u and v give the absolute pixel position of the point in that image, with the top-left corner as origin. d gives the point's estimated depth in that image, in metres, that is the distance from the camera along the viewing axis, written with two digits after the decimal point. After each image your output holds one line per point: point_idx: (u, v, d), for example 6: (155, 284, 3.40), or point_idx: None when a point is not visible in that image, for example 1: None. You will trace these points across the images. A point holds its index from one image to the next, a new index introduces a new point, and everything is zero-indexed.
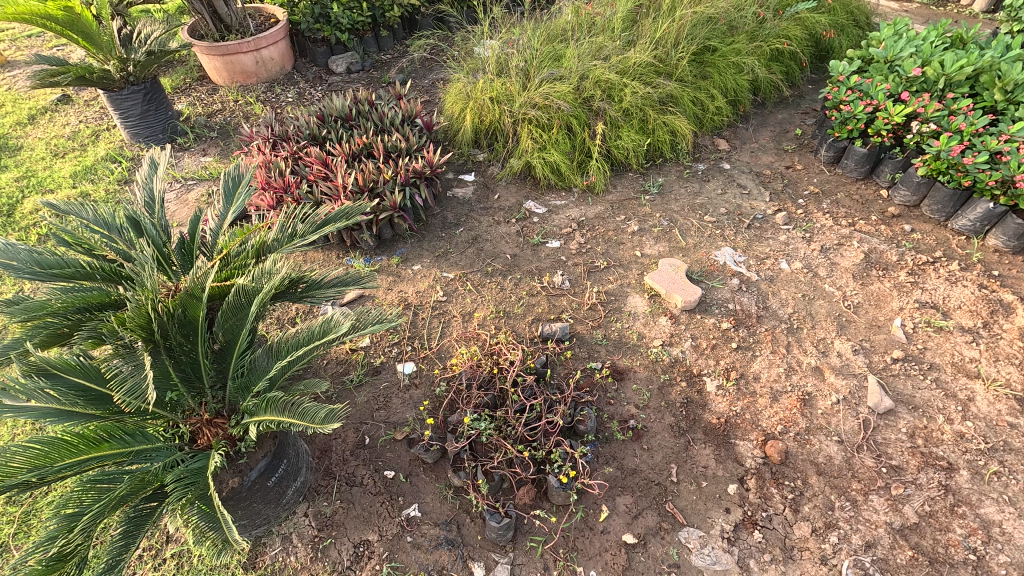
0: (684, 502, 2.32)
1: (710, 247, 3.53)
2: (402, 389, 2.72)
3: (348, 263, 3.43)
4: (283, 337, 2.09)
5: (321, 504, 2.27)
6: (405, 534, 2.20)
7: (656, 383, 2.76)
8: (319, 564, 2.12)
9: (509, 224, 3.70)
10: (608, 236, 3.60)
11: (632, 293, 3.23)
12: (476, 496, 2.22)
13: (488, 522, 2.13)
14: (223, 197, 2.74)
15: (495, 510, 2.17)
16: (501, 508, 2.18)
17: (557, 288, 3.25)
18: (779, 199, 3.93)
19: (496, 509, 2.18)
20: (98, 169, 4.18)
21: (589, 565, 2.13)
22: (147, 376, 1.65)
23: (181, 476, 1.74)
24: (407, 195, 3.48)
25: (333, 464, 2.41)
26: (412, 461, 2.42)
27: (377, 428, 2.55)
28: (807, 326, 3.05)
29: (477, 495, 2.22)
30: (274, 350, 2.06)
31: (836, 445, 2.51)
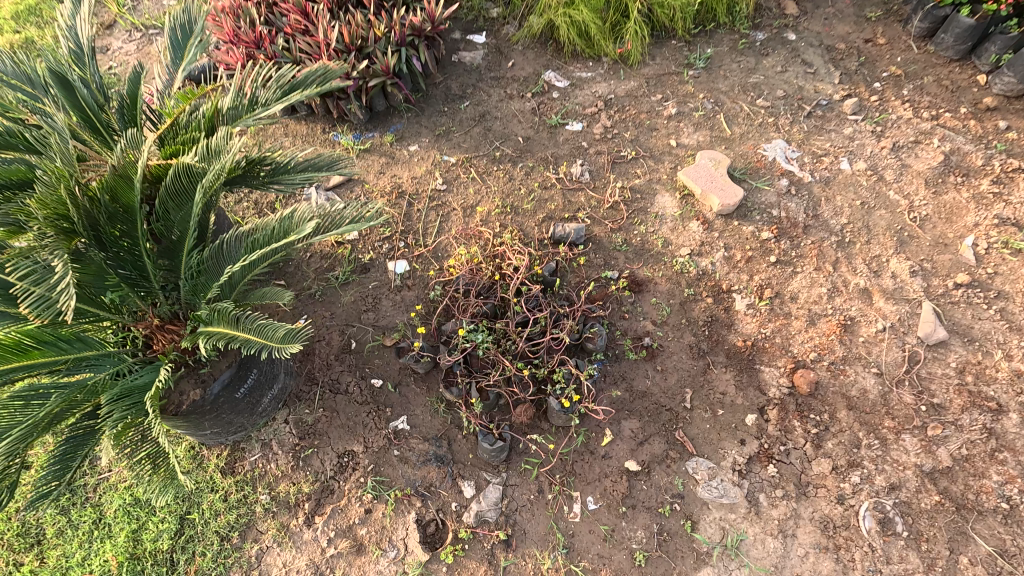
0: (696, 431, 2.13)
1: (759, 138, 2.97)
2: (393, 291, 2.43)
3: (335, 139, 2.97)
4: (243, 229, 1.70)
5: (303, 412, 2.12)
6: (391, 448, 2.06)
7: (678, 299, 2.45)
8: (300, 473, 2.01)
9: (523, 99, 3.13)
10: (639, 120, 3.04)
11: (661, 191, 2.78)
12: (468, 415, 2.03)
13: (482, 444, 1.96)
14: (170, 50, 2.22)
15: (489, 432, 1.98)
16: (495, 431, 1.98)
17: (575, 181, 2.80)
18: (851, 81, 3.24)
19: (490, 432, 1.98)
20: (44, 9, 3.53)
21: (587, 491, 1.99)
22: (64, 291, 1.31)
23: (116, 394, 1.53)
24: (402, 58, 2.89)
25: (315, 369, 2.22)
26: (402, 370, 2.21)
27: (364, 332, 2.32)
28: (861, 241, 2.63)
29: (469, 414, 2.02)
30: (234, 244, 1.69)
31: (874, 378, 2.24)
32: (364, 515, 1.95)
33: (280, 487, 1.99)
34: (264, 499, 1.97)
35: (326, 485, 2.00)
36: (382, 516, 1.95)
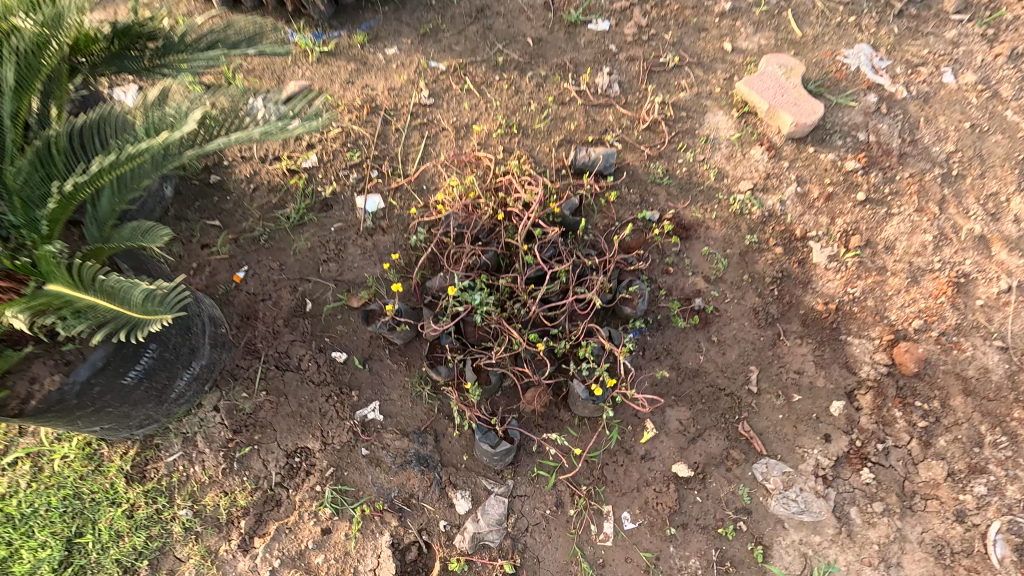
0: (766, 423, 1.60)
1: (838, 41, 2.29)
2: (362, 235, 1.84)
3: (290, 38, 2.19)
4: (139, 112, 1.17)
5: (238, 397, 1.57)
6: (358, 446, 1.54)
7: (736, 248, 1.87)
8: (234, 479, 1.49)
9: None
10: (683, 15, 2.34)
11: (713, 107, 2.13)
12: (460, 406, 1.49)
13: (480, 446, 1.44)
14: None
15: (490, 429, 1.45)
16: (499, 430, 1.46)
17: (600, 94, 2.15)
18: None
19: (492, 430, 1.45)
20: None
21: (621, 504, 1.48)
22: None
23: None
24: None
25: (256, 338, 1.66)
26: (373, 341, 1.66)
27: (323, 290, 1.74)
28: (973, 174, 2.02)
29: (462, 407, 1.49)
30: (120, 131, 1.16)
31: (997, 355, 1.70)
32: (320, 536, 1.44)
33: (207, 498, 1.47)
34: (185, 516, 1.46)
35: (271, 495, 1.49)
36: (345, 539, 1.44)
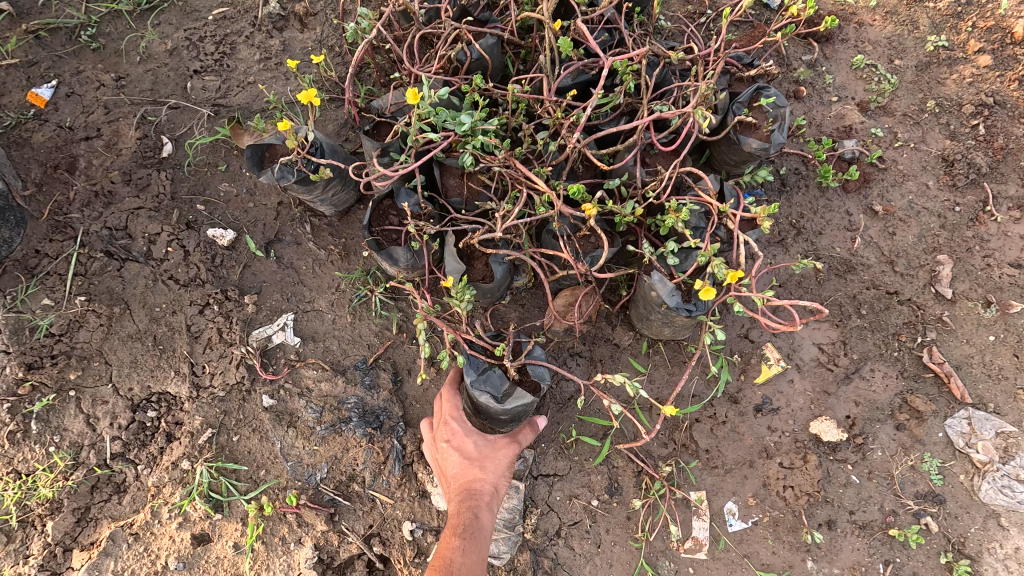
0: (970, 352, 0.92)
1: None
2: (264, 28, 1.05)
3: None
4: None
5: (33, 307, 0.86)
6: (257, 392, 0.87)
7: (909, 58, 1.09)
8: (30, 452, 0.82)
9: None
10: None
11: None
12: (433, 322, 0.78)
13: (477, 399, 0.76)
14: None
15: (492, 367, 0.76)
16: (511, 370, 0.75)
17: None
18: None
19: (497, 369, 0.76)
20: None
21: (722, 489, 0.85)
22: None
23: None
24: None
25: (72, 204, 0.93)
26: (283, 212, 0.96)
27: (194, 123, 0.99)
28: None
29: (433, 321, 0.76)
30: None
31: None
32: (189, 550, 0.80)
33: None
34: None
35: (103, 477, 0.84)
36: (233, 555, 0.80)
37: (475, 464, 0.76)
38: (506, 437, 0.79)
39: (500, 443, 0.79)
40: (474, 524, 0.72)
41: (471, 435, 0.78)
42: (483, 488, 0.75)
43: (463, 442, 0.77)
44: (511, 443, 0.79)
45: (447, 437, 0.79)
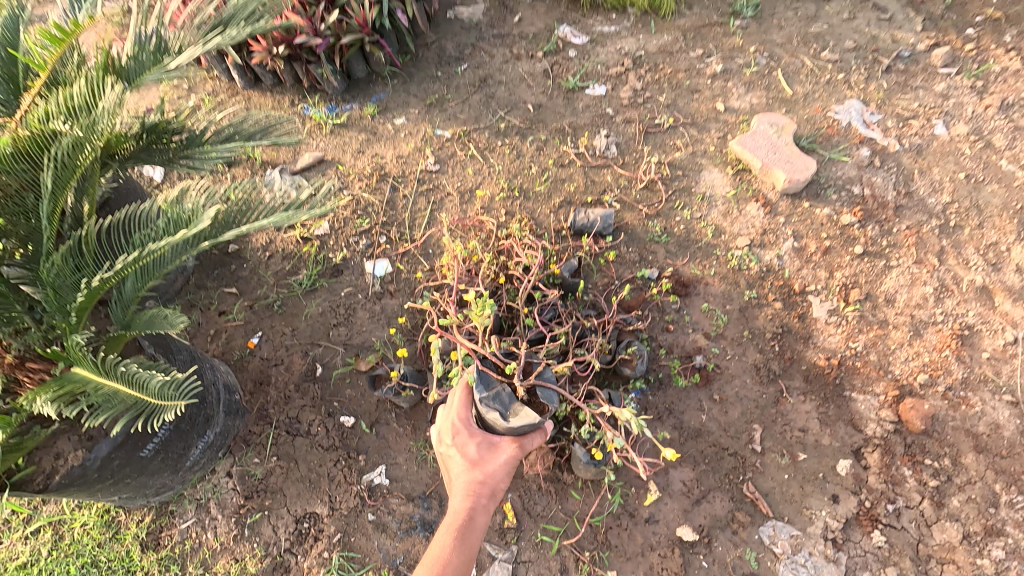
0: (771, 484, 1.59)
1: (828, 98, 2.39)
2: (371, 298, 1.92)
3: (305, 114, 2.46)
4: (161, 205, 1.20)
5: (250, 463, 1.62)
6: (365, 510, 1.57)
7: (736, 304, 1.89)
8: (245, 545, 1.53)
9: (533, 60, 2.60)
10: (677, 81, 2.48)
11: (708, 166, 2.21)
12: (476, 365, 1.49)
13: (485, 414, 1.38)
14: None
15: (502, 385, 1.46)
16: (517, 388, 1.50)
17: (598, 156, 2.25)
18: (937, 27, 2.65)
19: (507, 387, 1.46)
20: None
21: (626, 569, 1.49)
22: None
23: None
24: (383, 9, 2.41)
25: (269, 403, 1.72)
26: (380, 405, 1.71)
27: (332, 354, 1.81)
28: (971, 225, 2.04)
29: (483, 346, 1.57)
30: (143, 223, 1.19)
31: (1007, 410, 1.68)
32: None
33: (218, 566, 1.51)
34: None
35: (279, 561, 1.52)
36: None
37: (479, 464, 1.32)
38: (507, 440, 1.36)
39: (500, 446, 1.36)
40: (474, 507, 1.27)
41: (475, 439, 1.37)
42: (484, 479, 1.32)
43: (470, 445, 1.35)
44: (505, 443, 1.35)
45: (462, 441, 1.37)
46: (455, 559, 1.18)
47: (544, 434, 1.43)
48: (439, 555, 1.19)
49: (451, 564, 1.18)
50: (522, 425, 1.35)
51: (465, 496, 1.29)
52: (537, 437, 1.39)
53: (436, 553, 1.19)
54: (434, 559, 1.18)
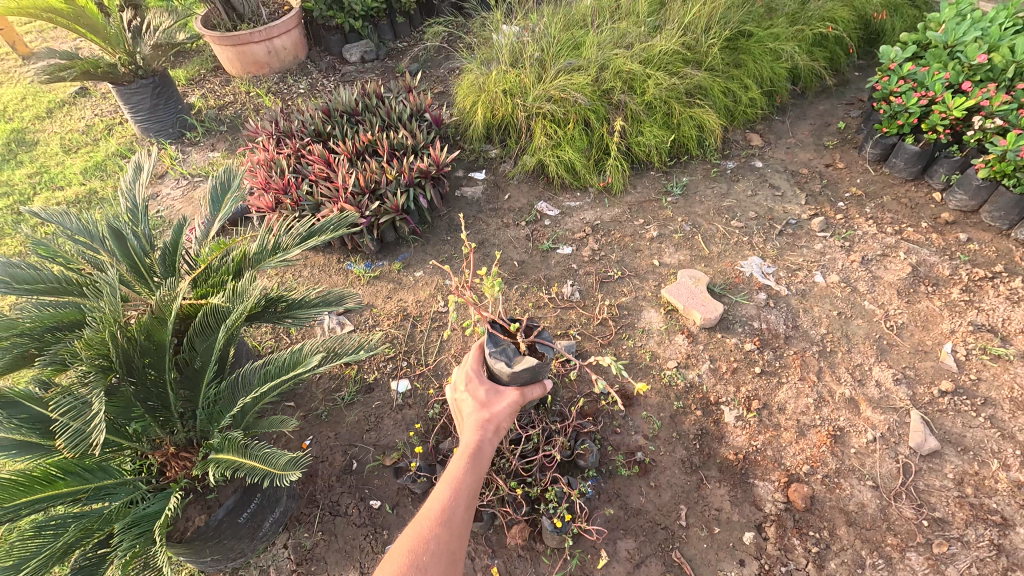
0: (693, 551, 2.12)
1: (735, 256, 3.24)
2: (394, 409, 2.56)
3: (347, 268, 3.31)
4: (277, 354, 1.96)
5: (302, 537, 2.16)
6: None
7: (668, 412, 2.53)
8: None
9: (518, 227, 3.51)
10: (624, 242, 3.36)
11: (647, 307, 2.98)
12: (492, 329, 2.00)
13: (495, 364, 1.83)
14: (211, 203, 2.65)
15: (508, 341, 1.91)
16: (522, 343, 1.91)
17: (566, 299, 3.03)
18: (816, 202, 3.60)
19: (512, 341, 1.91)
20: (108, 165, 4.24)
21: None
22: (163, 516, 1.58)
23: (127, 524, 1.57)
24: (410, 196, 3.36)
25: (317, 490, 2.29)
26: (400, 492, 2.28)
27: (365, 452, 2.41)
28: (842, 350, 2.75)
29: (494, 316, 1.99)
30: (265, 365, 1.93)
31: (870, 492, 2.24)
32: None
33: None
34: None
35: None
36: None
37: (488, 405, 1.76)
38: (511, 389, 1.83)
39: (504, 394, 1.82)
40: (482, 439, 1.64)
41: (483, 387, 1.84)
42: (492, 419, 1.73)
43: (479, 390, 1.82)
44: (509, 392, 1.82)
45: (475, 387, 1.83)
46: (469, 474, 1.51)
47: (542, 388, 1.91)
48: (456, 471, 1.51)
49: (467, 477, 1.50)
50: (526, 371, 1.81)
51: (475, 431, 1.66)
52: (536, 390, 1.87)
53: (454, 471, 1.51)
54: (452, 474, 1.50)
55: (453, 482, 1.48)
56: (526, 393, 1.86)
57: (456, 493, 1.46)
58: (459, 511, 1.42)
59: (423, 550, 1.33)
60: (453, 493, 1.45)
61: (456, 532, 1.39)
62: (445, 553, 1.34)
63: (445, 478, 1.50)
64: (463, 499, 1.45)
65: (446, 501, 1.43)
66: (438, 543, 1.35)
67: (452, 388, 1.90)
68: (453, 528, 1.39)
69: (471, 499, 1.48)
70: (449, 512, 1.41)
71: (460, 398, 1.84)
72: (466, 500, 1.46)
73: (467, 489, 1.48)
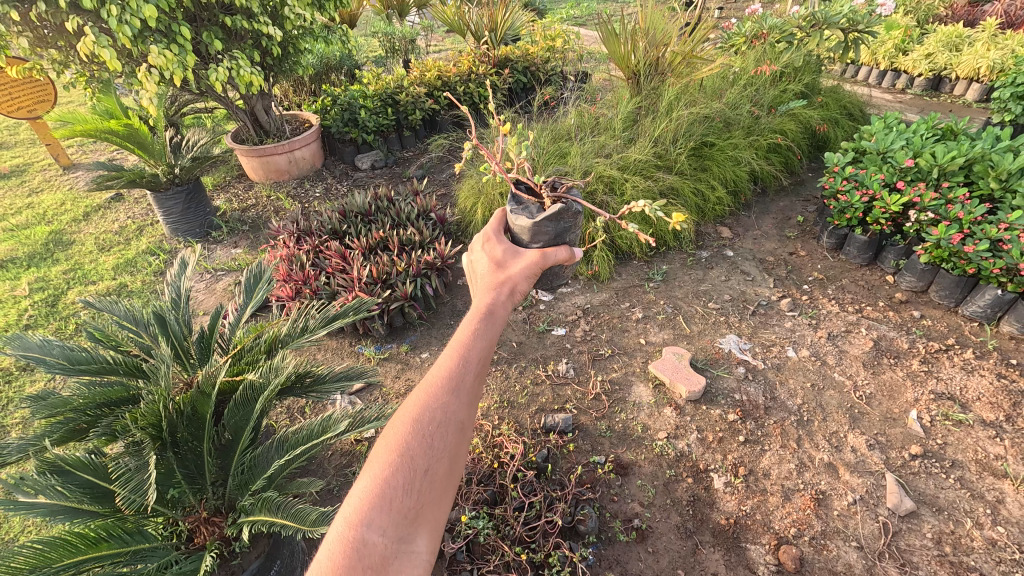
0: None
1: (714, 334, 3.56)
2: None
3: (359, 351, 3.58)
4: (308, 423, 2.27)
5: None
6: None
7: (661, 480, 2.69)
8: None
9: (516, 311, 3.85)
10: (613, 323, 3.69)
11: (636, 381, 3.24)
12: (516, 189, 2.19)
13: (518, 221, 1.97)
14: (244, 292, 3.04)
15: (532, 203, 2.06)
16: (546, 199, 2.03)
17: (562, 376, 3.29)
18: (783, 285, 4.01)
19: (538, 199, 2.07)
20: (139, 261, 4.63)
21: None
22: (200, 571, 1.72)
23: None
24: (418, 284, 3.73)
25: None
26: None
27: None
28: (819, 418, 2.97)
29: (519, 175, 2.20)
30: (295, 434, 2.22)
31: (856, 552, 2.37)
32: None
33: None
34: None
35: None
36: None
37: (505, 261, 1.80)
38: (531, 254, 1.86)
39: (521, 257, 1.85)
40: (495, 300, 1.60)
41: (502, 246, 1.88)
42: (507, 281, 1.71)
43: (498, 249, 1.86)
44: (531, 256, 1.86)
45: (494, 247, 1.87)
46: (478, 339, 1.44)
47: (566, 250, 1.94)
48: (464, 338, 1.44)
49: (476, 344, 1.43)
50: (550, 219, 1.91)
51: (488, 294, 1.62)
52: (560, 251, 1.89)
53: (462, 337, 1.44)
54: (460, 340, 1.43)
55: (461, 350, 1.40)
56: (550, 257, 1.88)
57: (464, 361, 1.38)
58: (468, 378, 1.35)
59: (427, 419, 1.26)
60: (460, 360, 1.38)
61: (464, 398, 1.32)
62: (452, 421, 1.28)
63: (452, 344, 1.43)
64: (472, 366, 1.38)
65: (453, 367, 1.36)
66: (443, 411, 1.29)
67: (469, 254, 1.94)
68: (462, 394, 1.32)
69: (481, 366, 1.41)
70: (457, 379, 1.34)
71: (476, 259, 1.86)
72: (475, 368, 1.39)
73: (477, 356, 1.41)
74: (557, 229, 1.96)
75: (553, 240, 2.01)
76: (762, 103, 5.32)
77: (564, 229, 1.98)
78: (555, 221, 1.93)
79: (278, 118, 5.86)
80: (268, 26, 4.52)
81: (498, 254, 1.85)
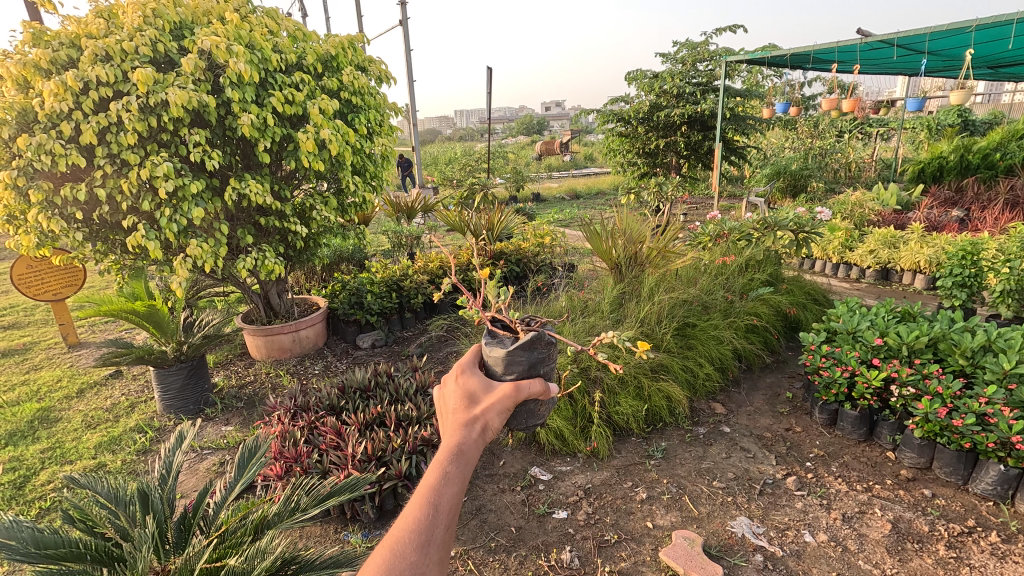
0: None
1: (724, 515, 3.39)
2: None
3: (344, 538, 3.32)
4: None
5: None
6: None
7: None
8: None
9: (514, 491, 3.68)
10: (617, 504, 3.51)
11: (647, 572, 2.96)
12: (493, 324, 2.43)
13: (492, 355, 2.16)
14: (236, 467, 2.95)
15: (506, 340, 2.28)
16: (524, 331, 2.29)
17: (566, 566, 3.01)
18: (786, 462, 3.94)
19: (511, 336, 2.32)
20: (123, 439, 4.49)
21: None
22: None
23: None
24: (413, 462, 3.61)
25: None
26: None
27: None
28: None
29: (496, 312, 2.50)
30: None
31: None
32: None
33: None
34: None
35: None
36: None
37: (474, 392, 1.86)
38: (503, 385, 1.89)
39: (493, 389, 1.90)
40: (466, 439, 1.60)
41: (473, 378, 1.96)
42: (479, 416, 1.72)
43: (469, 381, 1.93)
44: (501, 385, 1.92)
45: (464, 378, 1.95)
46: (447, 486, 1.41)
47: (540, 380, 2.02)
48: (432, 483, 1.41)
49: (444, 492, 1.40)
50: (523, 347, 2.15)
51: (459, 432, 1.63)
52: (535, 383, 1.90)
53: (429, 484, 1.41)
54: (426, 488, 1.39)
55: (429, 501, 1.37)
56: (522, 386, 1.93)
57: (431, 514, 1.35)
58: (437, 534, 1.32)
59: None
60: (430, 513, 1.35)
61: (433, 560, 1.28)
62: None
63: (418, 494, 1.40)
64: (440, 520, 1.35)
65: (419, 521, 1.33)
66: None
67: (440, 387, 1.99)
68: (430, 554, 1.29)
69: (451, 517, 1.38)
70: (424, 536, 1.31)
71: (448, 392, 1.89)
72: (444, 520, 1.36)
73: (446, 505, 1.38)
74: (530, 358, 2.19)
75: (525, 372, 2.19)
76: (733, 290, 5.88)
77: (536, 358, 2.22)
78: (527, 350, 2.17)
79: (289, 301, 6.30)
80: (296, 224, 5.20)
81: (470, 386, 1.90)
